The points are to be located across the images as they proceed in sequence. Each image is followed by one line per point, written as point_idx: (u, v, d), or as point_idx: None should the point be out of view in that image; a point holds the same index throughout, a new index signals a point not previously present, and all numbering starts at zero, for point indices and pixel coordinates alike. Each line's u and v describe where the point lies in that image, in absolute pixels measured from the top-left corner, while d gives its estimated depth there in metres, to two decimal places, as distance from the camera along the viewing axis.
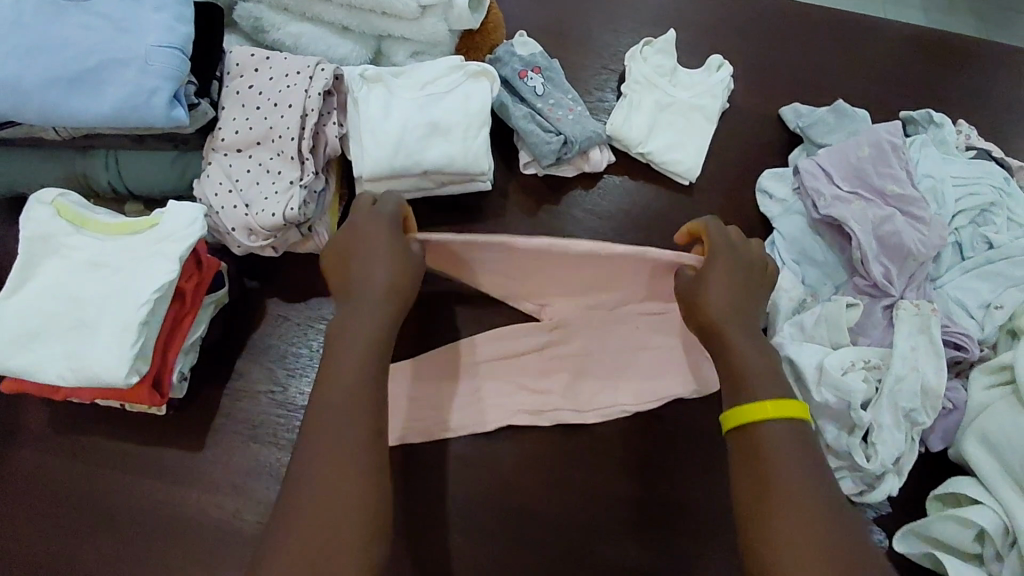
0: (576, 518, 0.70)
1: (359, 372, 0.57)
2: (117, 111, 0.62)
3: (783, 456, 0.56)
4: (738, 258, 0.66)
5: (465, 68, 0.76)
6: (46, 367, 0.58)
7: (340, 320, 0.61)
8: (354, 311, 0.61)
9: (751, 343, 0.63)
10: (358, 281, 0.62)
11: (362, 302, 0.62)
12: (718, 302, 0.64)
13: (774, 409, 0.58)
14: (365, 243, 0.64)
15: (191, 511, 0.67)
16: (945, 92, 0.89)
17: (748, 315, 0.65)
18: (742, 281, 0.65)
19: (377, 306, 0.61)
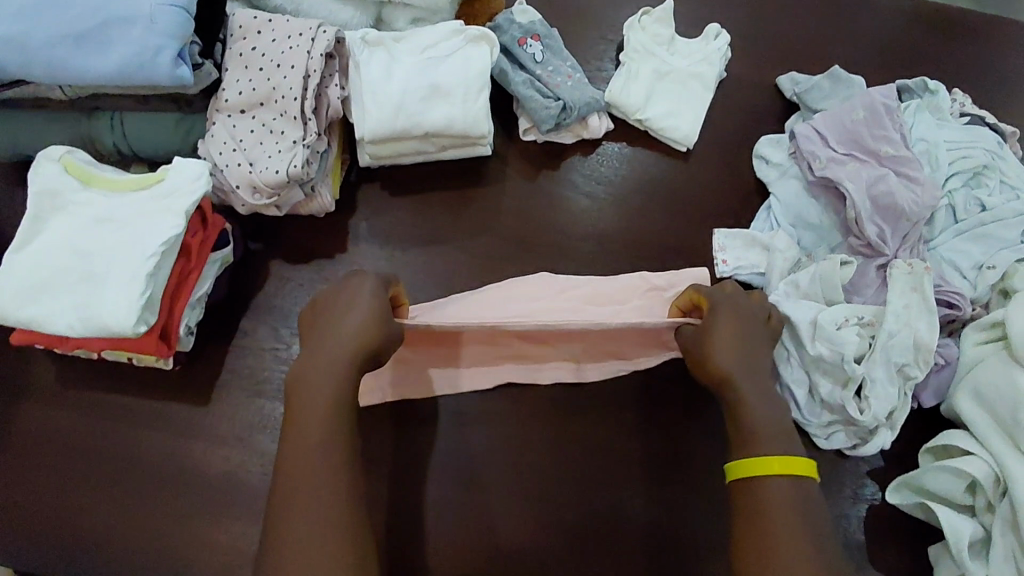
0: (574, 473, 0.71)
1: (328, 441, 0.57)
2: (124, 69, 0.63)
3: (783, 516, 0.57)
4: (739, 313, 0.67)
5: (465, 33, 0.77)
6: (55, 318, 0.59)
7: (304, 373, 0.59)
8: (312, 363, 0.59)
9: (761, 394, 0.64)
10: (327, 341, 0.60)
11: (322, 357, 0.59)
12: (723, 354, 0.64)
13: (779, 465, 0.59)
14: (342, 312, 0.62)
15: (198, 465, 0.68)
16: (941, 60, 0.89)
17: (756, 368, 0.65)
18: (747, 335, 0.66)
19: (338, 362, 0.59)
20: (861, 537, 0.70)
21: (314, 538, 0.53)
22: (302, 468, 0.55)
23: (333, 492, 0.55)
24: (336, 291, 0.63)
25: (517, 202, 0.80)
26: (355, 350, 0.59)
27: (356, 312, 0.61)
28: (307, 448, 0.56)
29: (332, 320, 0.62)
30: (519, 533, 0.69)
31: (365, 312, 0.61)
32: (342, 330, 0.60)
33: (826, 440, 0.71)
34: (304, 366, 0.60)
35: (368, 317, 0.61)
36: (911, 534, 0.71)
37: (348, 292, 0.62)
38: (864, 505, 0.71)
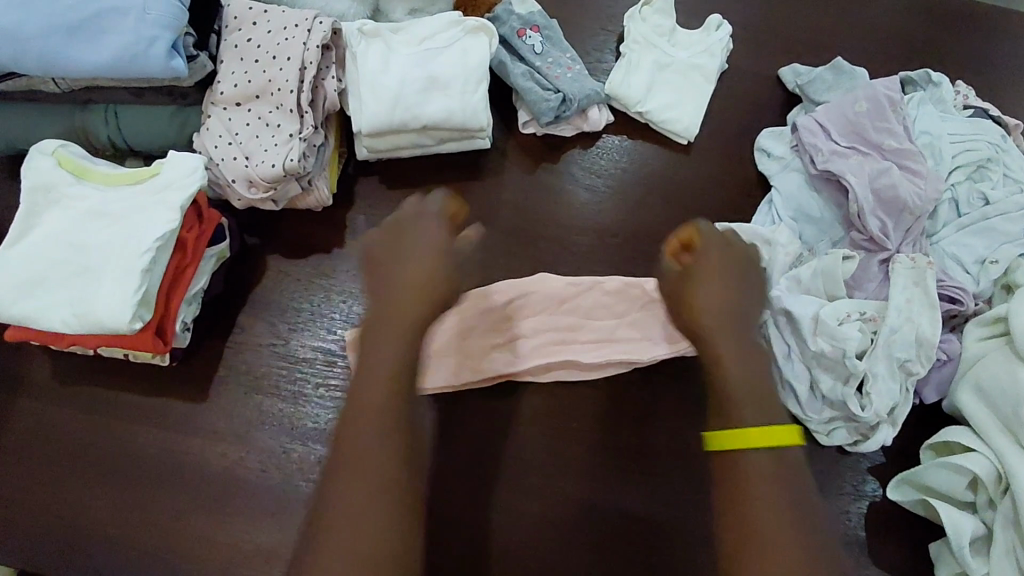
0: (574, 469, 0.71)
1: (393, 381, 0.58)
2: (118, 61, 0.62)
3: (765, 490, 0.56)
4: (733, 272, 0.65)
5: (464, 24, 0.76)
6: (48, 314, 0.59)
7: (378, 292, 0.62)
8: (378, 307, 0.61)
9: (744, 360, 0.63)
10: (402, 263, 0.63)
11: (389, 298, 0.61)
12: (708, 316, 0.64)
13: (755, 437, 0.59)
14: (411, 240, 0.64)
15: (196, 461, 0.68)
16: (946, 52, 0.88)
17: (743, 331, 0.64)
18: (738, 293, 0.65)
19: (399, 301, 0.60)
20: (862, 534, 0.70)
21: (358, 495, 0.53)
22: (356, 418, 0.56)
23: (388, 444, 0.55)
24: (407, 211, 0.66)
25: (516, 195, 0.79)
26: (414, 287, 0.61)
27: (417, 239, 0.64)
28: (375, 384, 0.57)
29: (392, 255, 0.64)
30: (519, 529, 0.69)
31: (428, 242, 0.64)
32: (404, 265, 0.63)
33: (827, 437, 0.71)
34: (369, 311, 0.62)
35: (427, 253, 0.63)
36: (912, 531, 0.70)
37: (411, 227, 0.65)
38: (865, 501, 0.71)
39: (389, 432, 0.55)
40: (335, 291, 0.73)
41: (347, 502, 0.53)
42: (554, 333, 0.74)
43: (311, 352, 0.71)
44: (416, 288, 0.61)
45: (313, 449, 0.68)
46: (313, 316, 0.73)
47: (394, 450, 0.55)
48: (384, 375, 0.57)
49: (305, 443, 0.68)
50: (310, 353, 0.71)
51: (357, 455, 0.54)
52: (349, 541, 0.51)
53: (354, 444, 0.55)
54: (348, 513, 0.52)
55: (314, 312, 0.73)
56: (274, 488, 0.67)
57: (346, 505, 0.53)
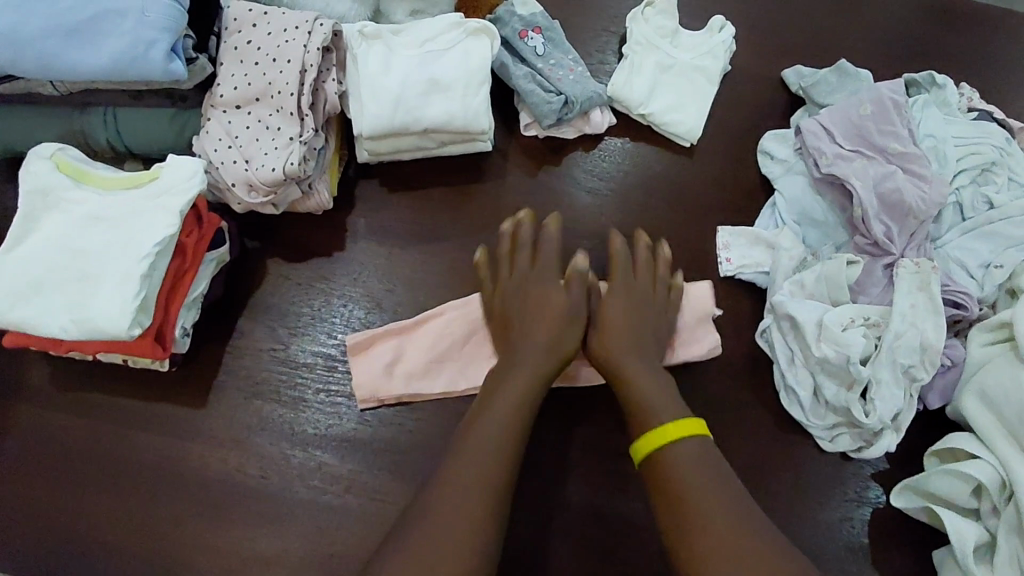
0: (575, 476, 0.70)
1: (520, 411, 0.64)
2: (116, 64, 0.61)
3: (694, 480, 0.60)
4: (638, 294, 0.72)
5: (465, 26, 0.76)
6: (47, 320, 0.58)
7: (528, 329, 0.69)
8: (530, 351, 0.67)
9: (648, 371, 0.68)
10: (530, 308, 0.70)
11: (526, 340, 0.68)
12: (611, 330, 0.70)
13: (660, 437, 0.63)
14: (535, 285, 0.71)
15: (196, 467, 0.67)
16: (950, 54, 0.88)
17: (644, 347, 0.70)
18: (641, 314, 0.71)
19: (540, 342, 0.68)
20: (864, 541, 0.70)
21: (474, 474, 0.58)
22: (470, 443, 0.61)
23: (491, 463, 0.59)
24: (520, 272, 0.73)
25: (518, 199, 0.79)
26: (553, 330, 0.69)
27: (557, 291, 0.71)
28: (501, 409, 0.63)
29: (534, 306, 0.70)
30: (523, 536, 0.68)
31: (569, 295, 0.71)
32: (542, 313, 0.69)
33: (830, 442, 0.71)
34: (524, 350, 0.68)
35: (571, 310, 0.70)
36: (914, 537, 0.70)
37: (549, 281, 0.72)
38: (867, 508, 0.71)
39: (510, 434, 0.62)
40: (333, 291, 0.74)
41: (467, 480, 0.58)
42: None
43: (312, 357, 0.71)
44: (563, 341, 0.69)
45: (315, 455, 0.68)
46: (313, 320, 0.72)
47: (507, 441, 0.61)
48: (512, 400, 0.64)
49: (307, 448, 0.68)
50: (311, 358, 0.71)
51: (479, 449, 0.60)
52: (463, 509, 0.56)
53: (479, 436, 0.61)
54: (467, 489, 0.57)
55: (315, 317, 0.72)
56: (276, 494, 0.67)
57: (463, 484, 0.58)
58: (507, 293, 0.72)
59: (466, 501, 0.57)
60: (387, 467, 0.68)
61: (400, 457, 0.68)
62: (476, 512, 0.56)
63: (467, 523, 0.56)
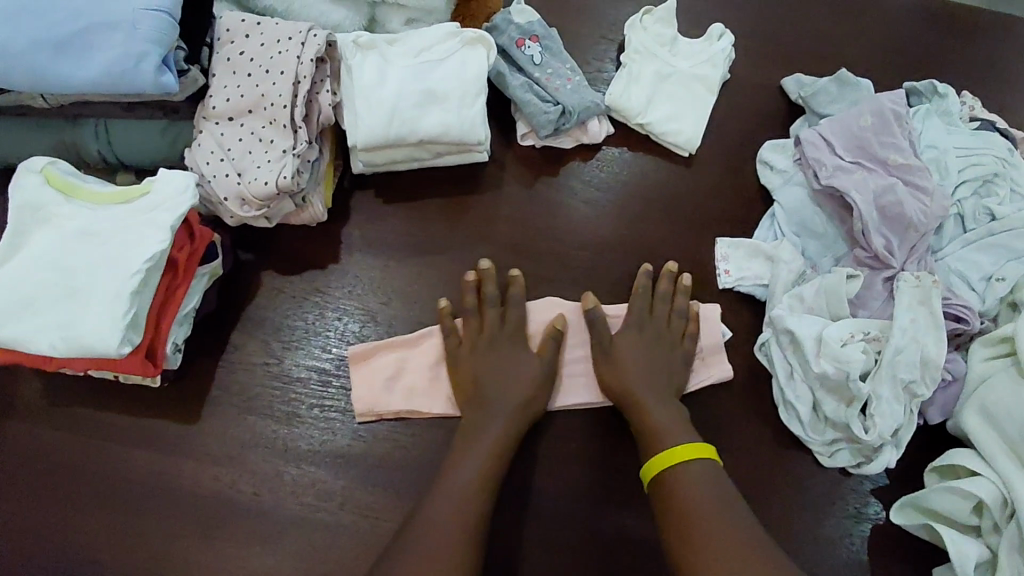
0: (572, 492, 0.70)
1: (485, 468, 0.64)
2: (106, 77, 0.60)
3: (698, 500, 0.62)
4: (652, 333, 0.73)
5: (462, 35, 0.75)
6: (38, 337, 0.58)
7: (491, 379, 0.69)
8: (494, 419, 0.67)
9: (659, 404, 0.69)
10: (494, 359, 0.70)
11: (490, 407, 0.68)
12: (622, 368, 0.71)
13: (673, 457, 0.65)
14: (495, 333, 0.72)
15: (189, 485, 0.67)
16: (952, 62, 0.87)
17: (656, 380, 0.71)
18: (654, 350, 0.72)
19: (504, 411, 0.67)
20: (864, 558, 0.69)
21: (449, 531, 0.60)
22: (438, 502, 0.62)
23: (461, 520, 0.61)
24: (486, 331, 0.72)
25: (515, 210, 0.78)
26: (518, 397, 0.68)
27: (519, 359, 0.71)
28: (468, 467, 0.64)
29: (496, 371, 0.70)
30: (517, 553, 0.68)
31: (529, 360, 0.71)
32: (506, 380, 0.69)
33: (829, 458, 0.70)
34: (487, 417, 0.67)
35: (534, 374, 0.70)
36: (914, 553, 0.70)
37: (513, 345, 0.71)
38: (867, 524, 0.70)
39: (477, 494, 0.63)
40: (328, 304, 0.73)
41: (435, 534, 0.59)
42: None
43: (306, 372, 0.70)
44: (528, 406, 0.69)
45: (308, 472, 0.67)
46: (308, 334, 0.71)
47: (477, 499, 0.62)
48: (480, 464, 0.64)
49: (300, 464, 0.67)
50: (305, 373, 0.70)
51: (446, 507, 0.61)
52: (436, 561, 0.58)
53: (449, 496, 0.62)
54: (435, 545, 0.59)
55: (310, 331, 0.72)
56: (269, 511, 0.66)
57: (432, 537, 0.59)
58: (470, 355, 0.71)
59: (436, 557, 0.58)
60: (382, 483, 0.67)
61: (395, 473, 0.68)
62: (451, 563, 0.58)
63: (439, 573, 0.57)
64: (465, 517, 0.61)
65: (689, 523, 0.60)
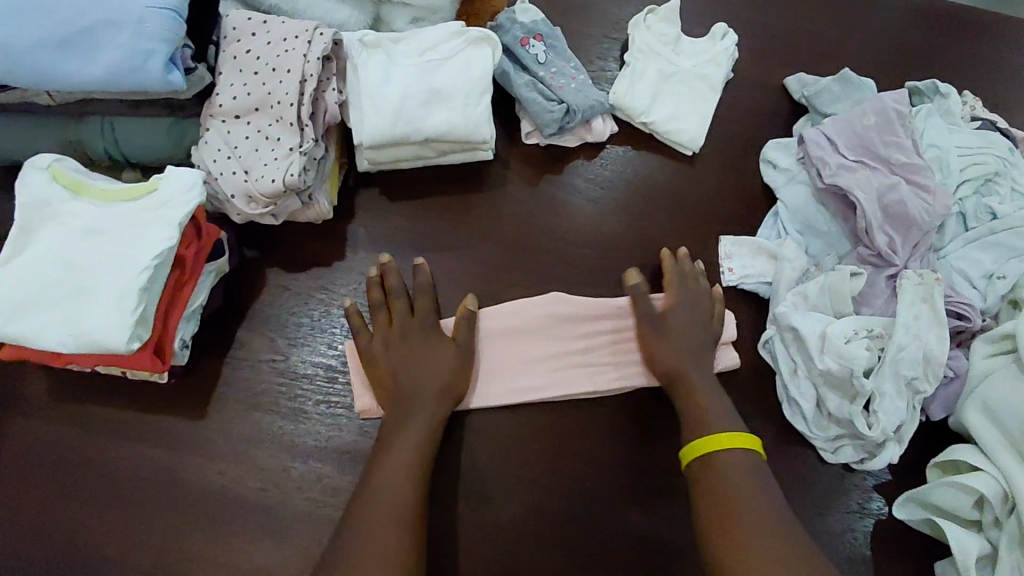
0: (576, 487, 0.70)
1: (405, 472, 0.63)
2: (113, 75, 0.61)
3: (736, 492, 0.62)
4: (703, 315, 0.73)
5: (467, 34, 0.75)
6: (44, 334, 0.58)
7: (409, 377, 0.67)
8: (413, 413, 0.66)
9: (707, 392, 0.69)
10: (408, 357, 0.68)
11: (408, 401, 0.67)
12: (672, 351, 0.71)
13: (727, 441, 0.65)
14: (408, 331, 0.69)
15: (195, 481, 0.67)
16: (953, 62, 0.87)
17: (703, 365, 0.71)
18: (703, 334, 0.72)
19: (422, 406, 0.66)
20: (868, 553, 0.69)
21: (388, 530, 0.59)
22: (365, 507, 0.61)
23: (390, 525, 0.60)
24: (398, 323, 0.70)
25: (519, 207, 0.78)
26: (436, 388, 0.67)
27: (434, 350, 0.69)
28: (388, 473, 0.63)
29: (411, 364, 0.68)
30: (521, 548, 0.68)
31: (444, 350, 0.69)
32: (423, 373, 0.68)
33: (833, 454, 0.70)
34: (407, 411, 0.66)
35: (450, 364, 0.69)
36: (916, 548, 0.70)
37: (427, 336, 0.69)
38: (870, 519, 0.70)
39: (411, 490, 0.62)
40: (334, 301, 0.73)
41: (373, 535, 0.59)
42: (548, 348, 0.74)
43: (311, 368, 0.70)
44: (444, 395, 0.68)
45: (314, 468, 0.67)
46: (313, 331, 0.72)
47: (411, 497, 0.62)
48: (406, 459, 0.64)
49: (306, 460, 0.68)
50: (311, 369, 0.70)
51: (380, 512, 0.60)
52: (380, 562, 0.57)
53: (383, 496, 0.61)
54: (377, 547, 0.58)
55: (315, 327, 0.72)
56: (275, 507, 0.66)
57: (373, 537, 0.59)
58: (383, 346, 0.69)
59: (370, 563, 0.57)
60: None
61: None
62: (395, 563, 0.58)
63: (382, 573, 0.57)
64: (391, 523, 0.60)
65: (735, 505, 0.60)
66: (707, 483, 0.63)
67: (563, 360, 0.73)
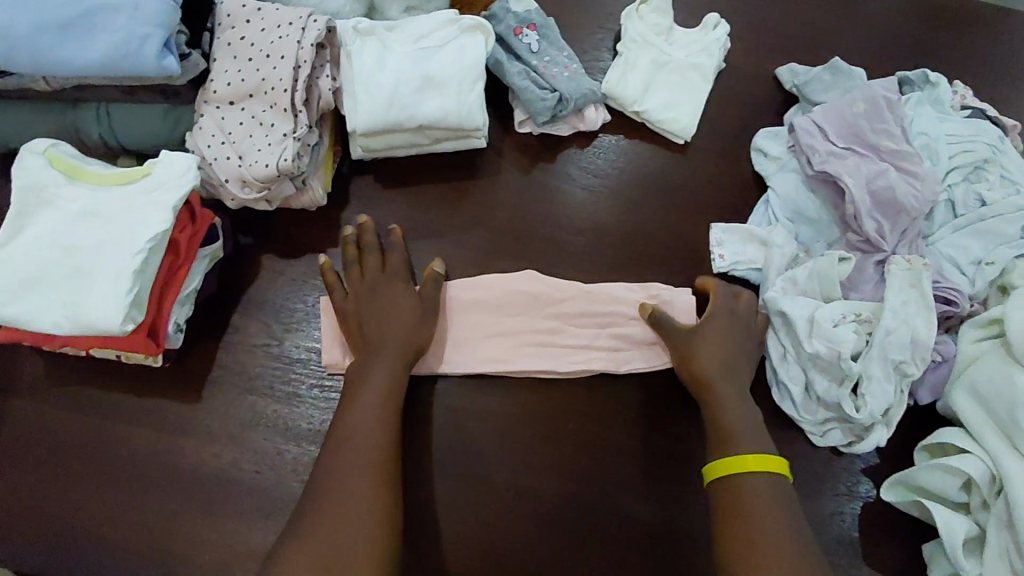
0: (568, 470, 0.71)
1: (372, 433, 0.63)
2: (109, 60, 0.61)
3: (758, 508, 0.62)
4: (740, 321, 0.72)
5: (460, 22, 0.76)
6: (40, 315, 0.58)
7: (374, 333, 0.68)
8: (379, 365, 0.67)
9: (739, 400, 0.69)
10: (373, 312, 0.69)
11: (374, 352, 0.67)
12: (707, 355, 0.70)
13: (755, 462, 0.64)
14: (376, 288, 0.70)
15: (189, 464, 0.67)
16: (944, 52, 0.88)
17: (736, 370, 0.70)
18: (738, 339, 0.71)
19: (388, 359, 0.67)
20: (856, 535, 0.70)
21: (366, 488, 0.60)
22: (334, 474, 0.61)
23: (359, 492, 0.60)
24: (368, 276, 0.71)
25: (512, 194, 0.79)
26: (399, 340, 0.68)
27: (398, 303, 0.69)
28: (356, 435, 0.63)
29: (376, 319, 0.68)
30: (511, 529, 0.69)
31: (408, 303, 0.69)
32: (387, 324, 0.68)
33: (821, 438, 0.71)
34: (373, 363, 0.67)
35: (415, 318, 0.69)
36: (906, 531, 0.71)
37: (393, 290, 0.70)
38: (859, 502, 0.71)
39: (383, 444, 0.63)
40: None
41: (348, 487, 0.60)
42: (539, 333, 0.74)
43: (304, 353, 0.71)
44: (409, 345, 0.68)
45: (307, 450, 0.68)
46: (307, 316, 0.72)
47: (383, 454, 0.63)
48: (376, 411, 0.65)
49: (300, 444, 0.68)
50: (304, 354, 0.71)
51: (348, 476, 0.61)
52: (355, 518, 0.59)
53: (354, 450, 0.62)
54: (353, 503, 0.59)
55: (309, 313, 0.72)
56: (268, 489, 0.67)
57: (348, 492, 0.60)
58: (356, 302, 0.69)
59: (338, 532, 0.58)
60: None
61: None
62: (371, 519, 0.59)
63: (357, 529, 0.58)
64: (361, 489, 0.60)
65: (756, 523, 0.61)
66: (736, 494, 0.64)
67: (556, 346, 0.74)
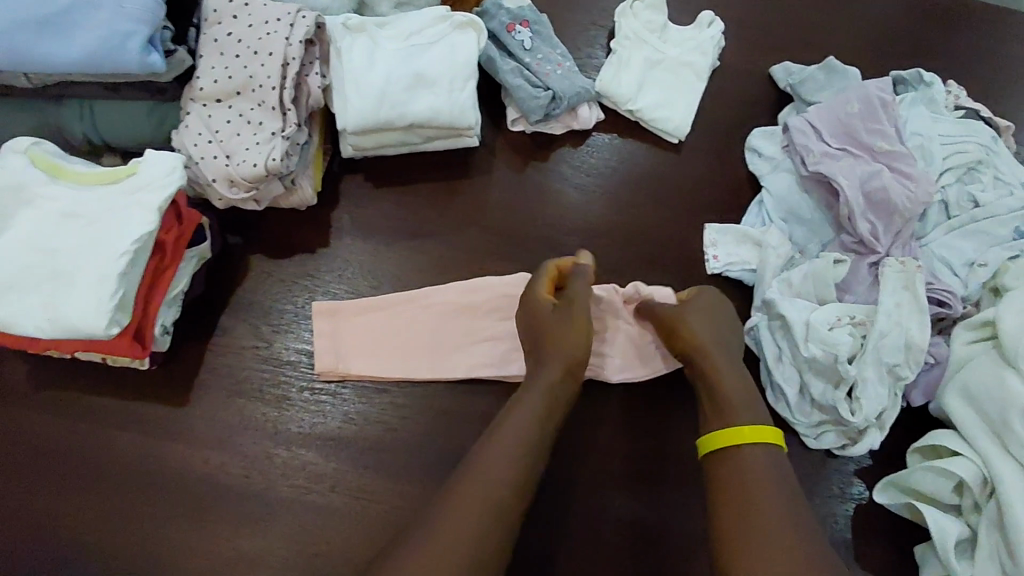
0: (563, 472, 0.70)
1: (520, 444, 0.59)
2: (92, 57, 0.60)
3: (758, 477, 0.58)
4: (723, 309, 0.72)
5: (452, 19, 0.75)
6: (23, 319, 0.57)
7: (532, 376, 0.65)
8: (530, 388, 0.64)
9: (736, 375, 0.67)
10: (543, 347, 0.67)
11: (531, 377, 0.65)
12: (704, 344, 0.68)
13: (752, 434, 0.61)
14: (546, 320, 0.68)
15: (178, 469, 0.66)
16: (938, 51, 0.87)
17: (732, 357, 0.68)
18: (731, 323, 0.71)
19: (551, 376, 0.64)
20: (848, 537, 0.70)
21: (492, 481, 0.56)
22: (470, 467, 0.57)
23: (485, 489, 0.55)
24: (536, 323, 0.68)
25: (504, 194, 0.78)
26: (569, 361, 0.65)
27: (558, 311, 0.68)
28: (511, 442, 0.59)
29: (542, 355, 0.66)
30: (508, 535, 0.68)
31: (564, 307, 0.68)
32: (558, 341, 0.66)
33: (816, 440, 0.71)
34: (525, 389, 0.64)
35: (575, 322, 0.67)
36: (896, 534, 0.71)
37: (535, 296, 0.70)
38: (851, 504, 0.71)
39: (519, 434, 0.59)
40: (318, 287, 0.73)
41: (484, 471, 0.56)
42: None
43: (295, 355, 0.70)
44: (571, 356, 0.66)
45: (299, 453, 0.67)
46: (298, 318, 0.71)
47: (524, 445, 0.59)
48: (529, 413, 0.61)
49: (291, 446, 0.67)
50: (295, 356, 0.70)
51: (486, 464, 0.57)
52: (469, 508, 0.53)
53: (506, 436, 0.59)
54: (476, 487, 0.55)
55: (300, 314, 0.72)
56: (260, 493, 0.66)
57: (481, 475, 0.56)
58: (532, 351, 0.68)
59: (460, 535, 0.51)
60: (371, 465, 0.67)
61: (385, 455, 0.68)
62: (485, 504, 0.54)
63: (474, 519, 0.53)
64: (485, 489, 0.55)
65: (752, 494, 0.57)
66: (730, 486, 0.58)
67: None
